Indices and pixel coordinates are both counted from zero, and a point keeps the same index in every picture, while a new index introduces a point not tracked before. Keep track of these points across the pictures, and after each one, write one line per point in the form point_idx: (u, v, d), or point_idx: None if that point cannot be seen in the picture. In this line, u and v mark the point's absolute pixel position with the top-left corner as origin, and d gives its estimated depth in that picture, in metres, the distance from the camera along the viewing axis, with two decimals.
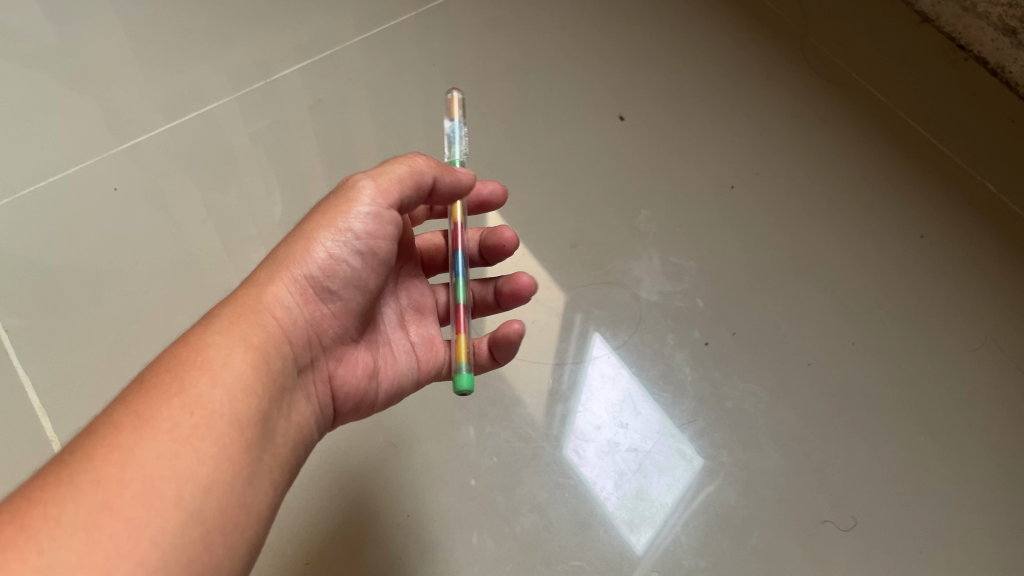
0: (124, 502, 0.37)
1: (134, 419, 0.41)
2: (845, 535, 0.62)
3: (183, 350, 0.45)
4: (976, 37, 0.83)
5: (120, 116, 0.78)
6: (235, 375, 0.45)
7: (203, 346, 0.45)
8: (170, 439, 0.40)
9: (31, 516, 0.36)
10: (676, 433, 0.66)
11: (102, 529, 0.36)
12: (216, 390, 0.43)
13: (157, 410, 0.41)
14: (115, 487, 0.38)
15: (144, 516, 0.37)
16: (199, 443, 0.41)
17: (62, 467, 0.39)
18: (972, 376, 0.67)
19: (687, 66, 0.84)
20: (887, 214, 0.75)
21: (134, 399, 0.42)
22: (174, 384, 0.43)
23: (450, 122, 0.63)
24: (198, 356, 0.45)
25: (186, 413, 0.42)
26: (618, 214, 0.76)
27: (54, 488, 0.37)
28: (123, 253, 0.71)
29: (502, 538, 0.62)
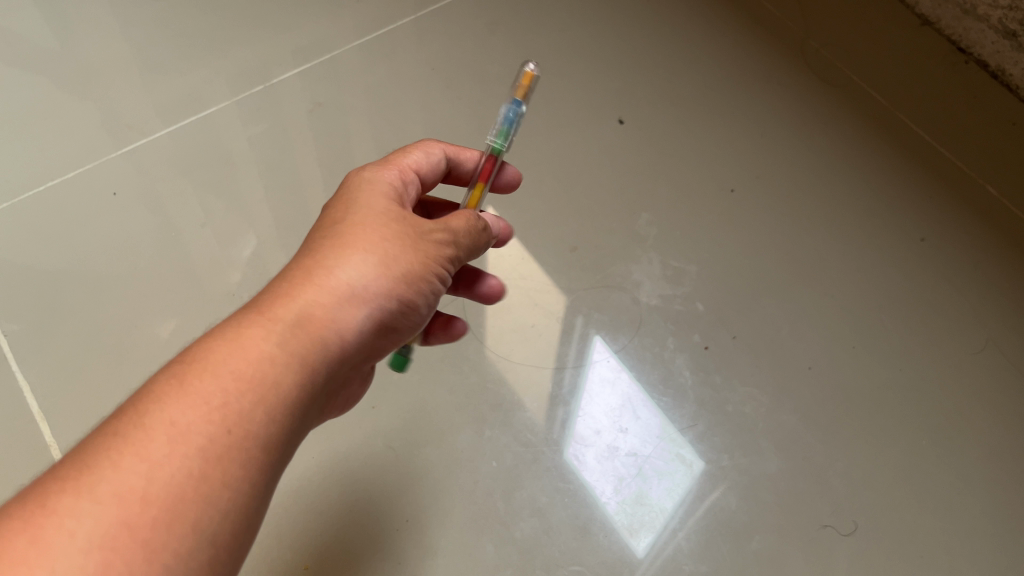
0: (152, 527, 0.33)
1: (168, 426, 0.35)
2: (846, 540, 0.61)
3: (227, 346, 0.39)
4: (977, 39, 0.83)
5: (135, 131, 0.80)
6: (280, 393, 0.39)
7: (253, 350, 0.39)
8: (204, 457, 0.35)
9: (42, 526, 0.31)
10: (676, 437, 0.66)
11: (123, 556, 0.31)
12: (265, 413, 0.38)
13: (192, 420, 0.36)
14: (142, 509, 0.33)
15: (170, 547, 0.33)
16: (229, 465, 0.36)
17: (79, 467, 0.34)
18: (973, 379, 0.67)
19: (686, 70, 0.86)
20: (888, 217, 0.76)
21: (170, 400, 0.37)
22: (217, 394, 0.37)
23: (510, 105, 0.58)
24: (244, 360, 0.39)
25: (223, 431, 0.36)
26: (618, 218, 0.77)
27: (70, 496, 0.32)
28: (123, 258, 0.74)
29: (502, 543, 0.61)
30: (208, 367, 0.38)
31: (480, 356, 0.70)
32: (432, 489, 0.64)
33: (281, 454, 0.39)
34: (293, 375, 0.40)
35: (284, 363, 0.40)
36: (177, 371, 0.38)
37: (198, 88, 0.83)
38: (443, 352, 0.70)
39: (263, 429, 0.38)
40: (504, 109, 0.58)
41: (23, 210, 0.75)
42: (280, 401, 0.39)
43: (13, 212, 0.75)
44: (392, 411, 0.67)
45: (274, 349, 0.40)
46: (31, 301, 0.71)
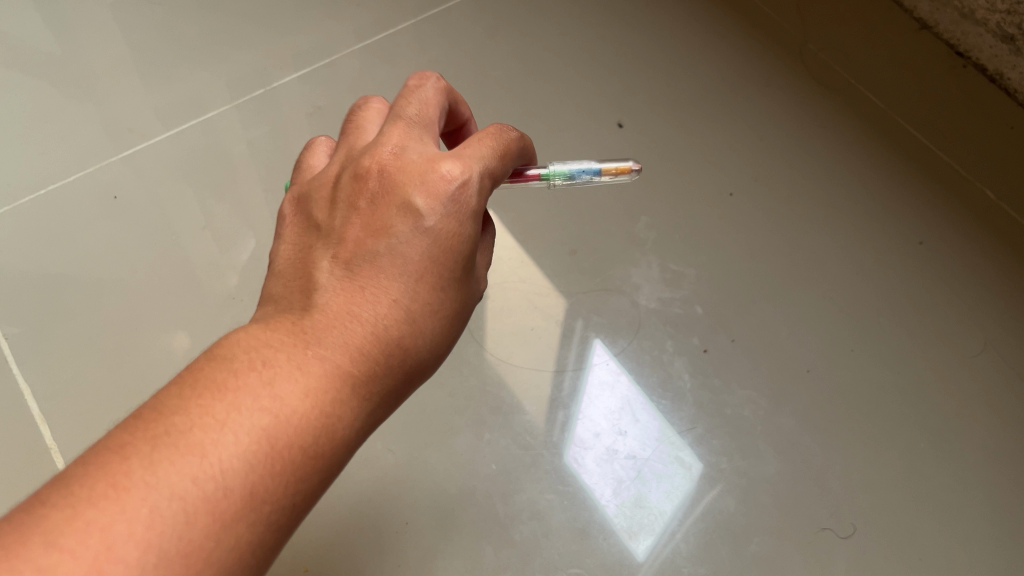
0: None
1: (244, 494, 0.35)
2: (845, 543, 0.61)
3: (313, 403, 0.38)
4: (975, 43, 0.84)
5: (136, 135, 0.80)
6: (338, 467, 0.40)
7: (334, 418, 0.39)
8: (267, 530, 0.36)
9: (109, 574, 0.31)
10: (675, 440, 0.66)
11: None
12: (322, 487, 0.39)
13: (267, 490, 0.36)
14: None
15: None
16: (279, 536, 0.37)
17: (150, 508, 0.33)
18: (971, 382, 0.68)
19: (685, 73, 0.86)
20: (887, 221, 0.76)
21: (249, 457, 0.36)
22: (294, 467, 0.37)
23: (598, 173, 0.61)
24: (326, 433, 0.38)
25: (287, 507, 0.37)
26: (617, 221, 0.77)
27: (140, 545, 0.32)
28: (124, 261, 0.74)
29: (502, 546, 0.62)
30: (289, 425, 0.37)
31: (479, 358, 0.70)
32: (431, 492, 0.64)
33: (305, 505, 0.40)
34: (352, 449, 0.40)
35: (353, 438, 0.40)
36: (260, 417, 0.37)
37: (199, 92, 0.83)
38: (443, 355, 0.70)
39: (313, 500, 0.39)
40: (591, 168, 0.61)
41: (24, 213, 0.75)
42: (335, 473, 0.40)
43: (14, 215, 0.75)
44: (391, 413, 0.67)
45: (350, 422, 0.40)
46: (32, 305, 0.71)
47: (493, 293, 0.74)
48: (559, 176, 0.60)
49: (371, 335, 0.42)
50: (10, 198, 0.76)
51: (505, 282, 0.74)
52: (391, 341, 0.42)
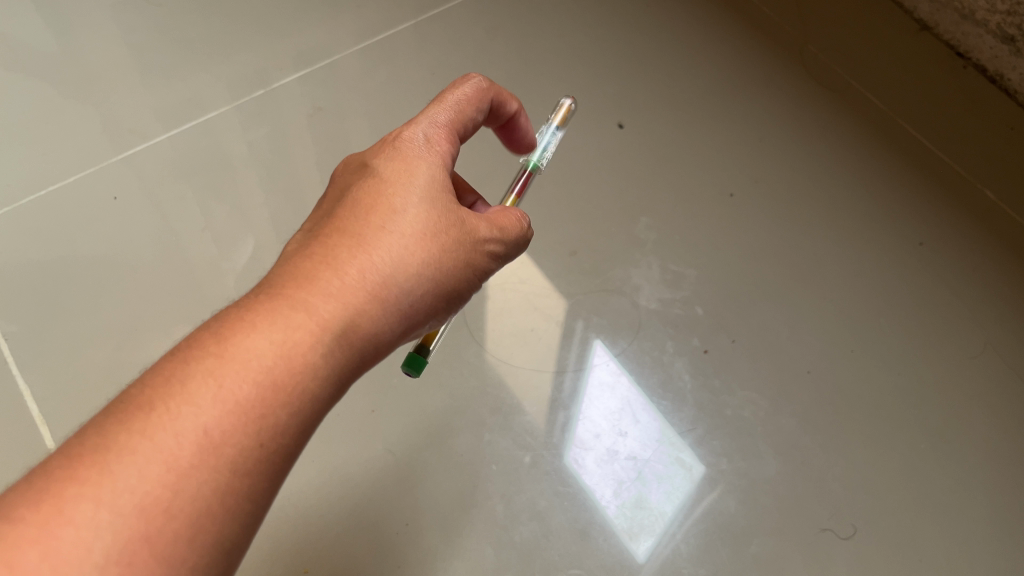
0: (172, 546, 0.33)
1: (197, 434, 0.35)
2: (845, 544, 0.61)
3: (269, 339, 0.38)
4: (975, 44, 0.83)
5: (136, 136, 0.80)
6: (312, 402, 0.39)
7: (297, 349, 0.39)
8: (231, 472, 0.35)
9: (55, 538, 0.31)
10: (676, 441, 0.66)
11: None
12: (296, 424, 0.38)
13: (224, 428, 0.36)
14: (166, 526, 0.33)
15: (184, 569, 0.33)
16: (255, 478, 0.36)
17: (101, 466, 0.33)
18: (971, 383, 0.67)
19: (685, 74, 0.86)
20: (886, 222, 0.76)
21: (202, 402, 0.36)
22: (252, 399, 0.37)
23: (547, 126, 0.63)
24: (287, 363, 0.38)
25: (253, 443, 0.36)
26: (617, 222, 0.77)
27: (87, 506, 0.32)
28: (124, 262, 0.74)
29: (502, 547, 0.62)
30: (244, 361, 0.37)
31: (479, 359, 0.70)
32: (430, 493, 0.64)
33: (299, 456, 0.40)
34: (329, 381, 0.40)
35: (325, 369, 0.39)
36: (211, 360, 0.37)
37: (200, 93, 0.83)
38: (443, 356, 0.70)
39: (291, 439, 0.38)
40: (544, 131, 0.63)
41: (24, 213, 0.75)
42: (311, 409, 0.39)
43: (13, 215, 0.75)
44: (392, 413, 0.67)
45: (317, 352, 0.39)
46: (31, 305, 0.71)
47: (493, 294, 0.73)
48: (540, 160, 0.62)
49: (332, 274, 0.42)
50: (10, 197, 0.76)
51: (506, 283, 0.74)
52: (358, 277, 0.43)
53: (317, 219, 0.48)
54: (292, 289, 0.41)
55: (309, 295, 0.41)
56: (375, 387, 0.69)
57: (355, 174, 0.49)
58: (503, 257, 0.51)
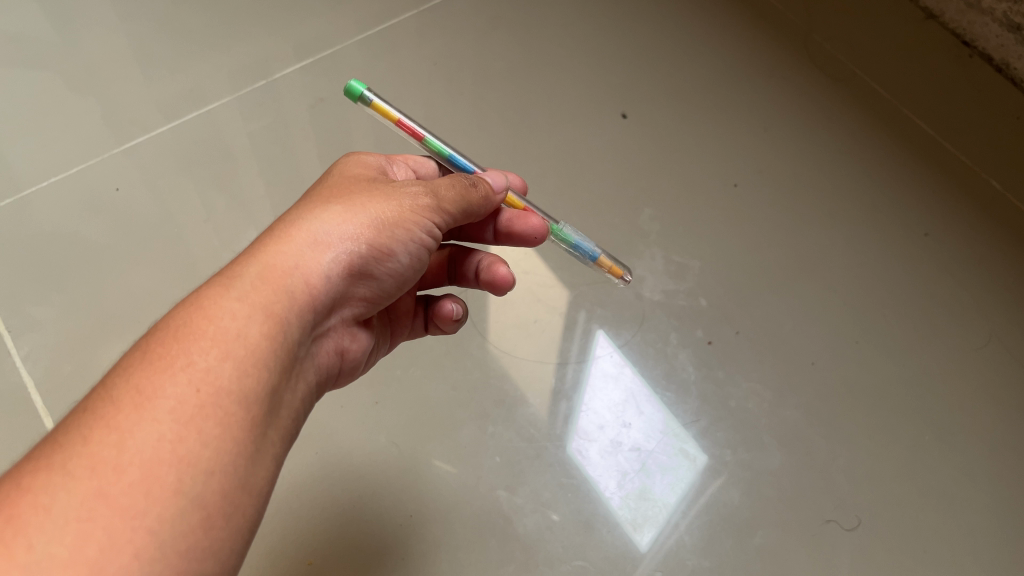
0: (130, 493, 0.34)
1: (133, 394, 0.37)
2: (849, 535, 0.61)
3: (191, 316, 0.41)
4: (981, 33, 0.83)
5: (137, 127, 0.80)
6: (247, 346, 0.41)
7: (217, 316, 0.41)
8: (176, 422, 0.37)
9: (16, 506, 0.33)
10: (679, 432, 0.66)
11: (94, 520, 0.33)
12: (237, 374, 0.40)
13: (159, 384, 0.38)
14: (117, 478, 0.34)
15: (133, 503, 0.34)
16: (204, 424, 0.37)
17: (54, 448, 0.35)
18: (976, 374, 0.67)
19: (688, 63, 0.86)
20: (890, 211, 0.75)
21: (138, 370, 0.38)
22: (183, 355, 0.39)
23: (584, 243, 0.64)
24: (208, 323, 0.41)
25: (190, 390, 0.38)
26: (620, 212, 0.76)
27: (45, 475, 0.34)
28: (124, 253, 0.74)
29: (505, 539, 0.61)
30: (170, 330, 0.41)
31: (482, 351, 0.70)
32: (433, 485, 0.64)
33: (262, 409, 0.40)
34: (260, 326, 0.42)
35: (251, 318, 0.42)
36: (146, 348, 0.40)
37: (200, 83, 0.83)
38: (446, 349, 0.70)
39: (231, 382, 0.39)
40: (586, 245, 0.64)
41: (26, 206, 0.75)
42: (250, 354, 0.41)
43: (16, 208, 0.75)
44: (395, 406, 0.67)
45: (240, 314, 0.42)
46: (33, 298, 0.71)
47: None
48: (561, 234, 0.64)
49: (249, 254, 0.45)
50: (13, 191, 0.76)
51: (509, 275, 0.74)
52: (276, 251, 0.45)
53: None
54: (213, 278, 0.44)
55: (227, 276, 0.44)
56: (379, 380, 0.69)
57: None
58: (453, 210, 0.53)
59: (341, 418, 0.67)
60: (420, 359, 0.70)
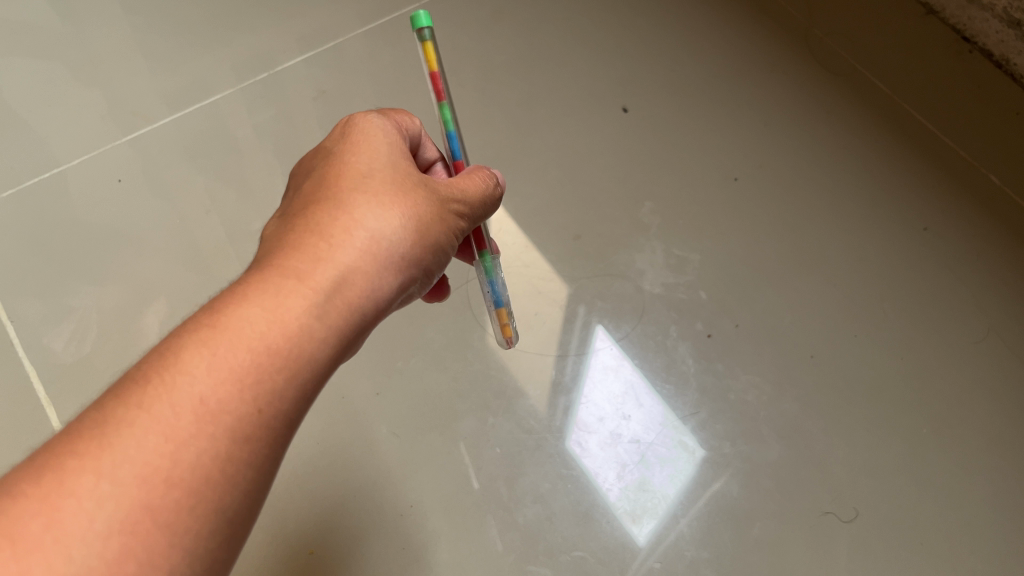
0: (176, 516, 0.32)
1: (193, 405, 0.34)
2: (846, 527, 0.62)
3: (250, 305, 0.38)
4: (981, 28, 0.82)
5: (141, 119, 0.80)
6: (312, 367, 0.39)
7: (281, 314, 0.38)
8: (232, 438, 0.35)
9: (58, 511, 0.31)
10: (678, 425, 0.66)
11: (142, 539, 0.31)
12: (293, 389, 0.38)
13: (223, 399, 0.35)
14: (167, 492, 0.32)
15: (184, 528, 0.32)
16: (259, 449, 0.36)
17: (98, 443, 0.33)
18: (974, 368, 0.68)
19: (689, 57, 0.86)
20: (889, 206, 0.76)
21: (199, 372, 0.35)
22: (252, 366, 0.36)
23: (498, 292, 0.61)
24: (281, 332, 0.38)
25: (254, 412, 0.36)
26: (621, 205, 0.77)
27: (89, 480, 0.32)
28: (127, 244, 0.74)
29: (505, 529, 0.62)
30: (240, 331, 0.37)
31: (483, 343, 0.70)
32: (434, 475, 0.64)
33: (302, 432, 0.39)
34: (326, 344, 0.40)
35: (321, 335, 0.39)
36: (199, 334, 0.37)
37: (203, 75, 0.83)
38: (446, 341, 0.70)
39: (289, 404, 0.37)
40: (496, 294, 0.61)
41: (30, 197, 0.75)
42: (311, 376, 0.39)
43: (21, 199, 0.75)
44: (396, 398, 0.68)
45: (305, 318, 0.39)
46: (36, 290, 0.72)
47: None
48: (485, 267, 0.60)
49: (316, 250, 0.42)
50: (18, 182, 0.76)
51: (508, 267, 0.74)
52: (336, 243, 0.42)
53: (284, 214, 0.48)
54: (277, 270, 0.40)
55: (285, 266, 0.41)
56: (379, 370, 0.69)
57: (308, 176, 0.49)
58: (473, 218, 0.52)
59: (342, 409, 0.67)
60: (420, 351, 0.70)
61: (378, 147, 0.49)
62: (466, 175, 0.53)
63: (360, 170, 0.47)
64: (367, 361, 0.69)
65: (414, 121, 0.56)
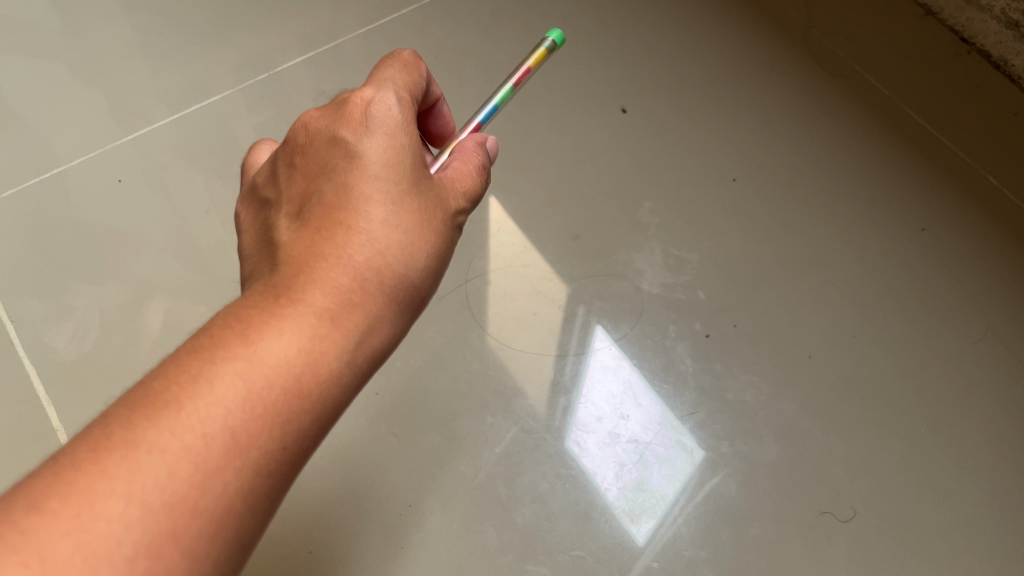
0: (201, 549, 0.33)
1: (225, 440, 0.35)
2: (845, 526, 0.62)
3: (286, 337, 0.38)
4: (980, 29, 0.83)
5: (141, 119, 0.80)
6: (334, 403, 0.40)
7: (314, 352, 0.38)
8: (256, 473, 0.35)
9: (88, 533, 0.31)
10: (676, 425, 0.66)
11: (166, 563, 0.32)
12: (315, 425, 0.38)
13: (253, 436, 0.35)
14: (194, 525, 0.33)
15: (206, 558, 0.33)
16: (278, 482, 0.37)
17: (129, 464, 0.32)
18: (973, 368, 0.68)
19: (689, 58, 0.86)
20: (888, 206, 0.76)
21: (232, 405, 0.35)
22: (282, 405, 0.37)
23: None
24: (311, 372, 0.38)
25: (279, 449, 0.36)
26: (620, 205, 0.77)
27: (121, 504, 0.32)
28: (127, 244, 0.74)
29: (504, 528, 0.62)
30: (270, 366, 0.37)
31: (482, 342, 0.70)
32: (433, 475, 0.64)
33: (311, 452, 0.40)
34: (349, 379, 0.40)
35: (346, 372, 0.40)
36: (236, 363, 0.37)
37: (203, 76, 0.83)
38: (445, 341, 0.70)
39: (310, 439, 0.38)
40: None
41: (31, 197, 0.76)
42: (332, 411, 0.40)
43: (21, 199, 0.75)
44: (395, 397, 0.68)
45: (335, 357, 0.39)
46: (36, 289, 0.72)
47: (496, 278, 0.74)
48: None
49: (345, 276, 0.42)
50: (19, 182, 0.76)
51: (507, 266, 0.74)
52: (364, 270, 0.42)
53: (301, 194, 0.46)
54: (307, 296, 0.40)
55: (317, 292, 0.40)
56: (379, 370, 0.69)
57: (330, 144, 0.45)
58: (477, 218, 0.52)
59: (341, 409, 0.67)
60: (419, 350, 0.70)
61: (413, 138, 0.46)
62: (475, 155, 0.51)
63: (395, 171, 0.44)
64: None
65: (436, 83, 0.54)
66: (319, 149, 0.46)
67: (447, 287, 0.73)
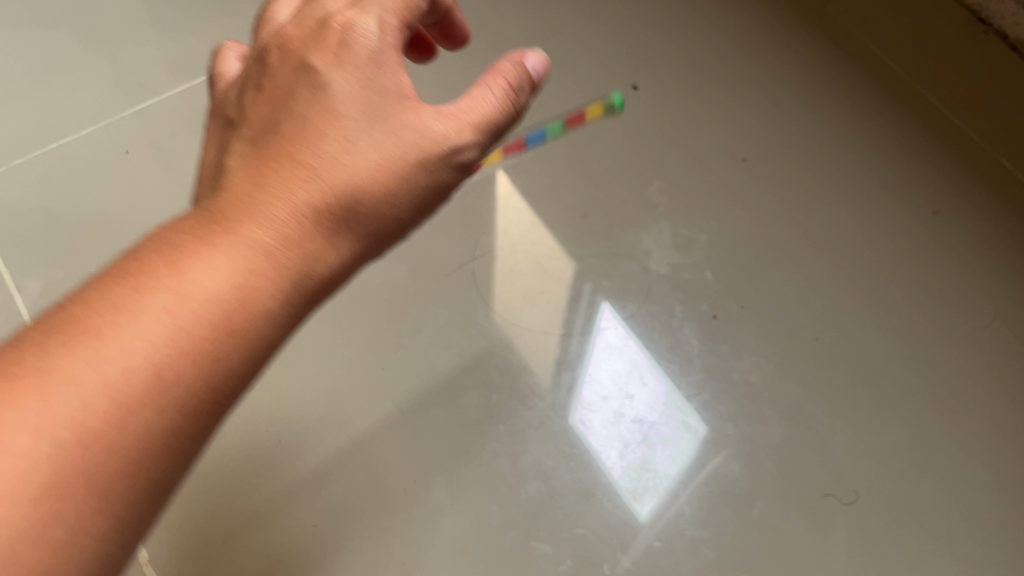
0: (113, 492, 0.32)
1: (146, 380, 0.33)
2: (846, 509, 0.62)
3: (217, 272, 0.35)
4: (998, 9, 0.80)
5: (148, 89, 0.80)
6: (274, 344, 0.37)
7: (250, 290, 0.36)
8: (178, 415, 0.33)
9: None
10: (681, 404, 0.67)
11: (70, 502, 0.31)
12: (250, 367, 0.36)
13: (176, 377, 0.33)
14: (103, 464, 0.32)
15: (118, 498, 0.32)
16: (207, 423, 0.35)
17: (37, 395, 0.31)
18: (979, 352, 0.68)
19: (701, 33, 0.85)
20: (900, 188, 0.75)
21: (156, 342, 0.33)
22: (210, 346, 0.34)
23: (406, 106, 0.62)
24: (246, 312, 0.36)
25: (207, 392, 0.34)
26: (629, 183, 0.76)
27: (26, 437, 0.31)
28: (134, 215, 0.74)
29: (508, 505, 0.62)
30: (199, 301, 0.34)
31: (488, 319, 0.70)
32: (438, 451, 0.65)
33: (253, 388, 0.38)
34: (291, 320, 0.38)
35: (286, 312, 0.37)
36: (160, 295, 0.34)
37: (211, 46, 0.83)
38: (452, 318, 0.70)
39: (244, 380, 0.36)
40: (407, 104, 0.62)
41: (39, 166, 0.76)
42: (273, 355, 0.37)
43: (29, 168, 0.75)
44: (400, 372, 0.68)
45: (273, 297, 0.37)
46: (43, 260, 0.72)
47: (503, 254, 0.73)
48: None
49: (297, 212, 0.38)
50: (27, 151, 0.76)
51: (514, 244, 0.74)
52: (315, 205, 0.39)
53: (267, 111, 0.43)
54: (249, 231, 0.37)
55: (254, 225, 0.37)
56: (385, 347, 0.69)
57: (297, 68, 0.43)
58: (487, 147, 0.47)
59: (346, 383, 0.68)
60: (426, 326, 0.70)
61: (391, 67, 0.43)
62: (501, 75, 0.46)
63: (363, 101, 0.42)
64: (373, 336, 0.70)
65: None
66: (289, 73, 0.43)
67: (454, 264, 0.73)
